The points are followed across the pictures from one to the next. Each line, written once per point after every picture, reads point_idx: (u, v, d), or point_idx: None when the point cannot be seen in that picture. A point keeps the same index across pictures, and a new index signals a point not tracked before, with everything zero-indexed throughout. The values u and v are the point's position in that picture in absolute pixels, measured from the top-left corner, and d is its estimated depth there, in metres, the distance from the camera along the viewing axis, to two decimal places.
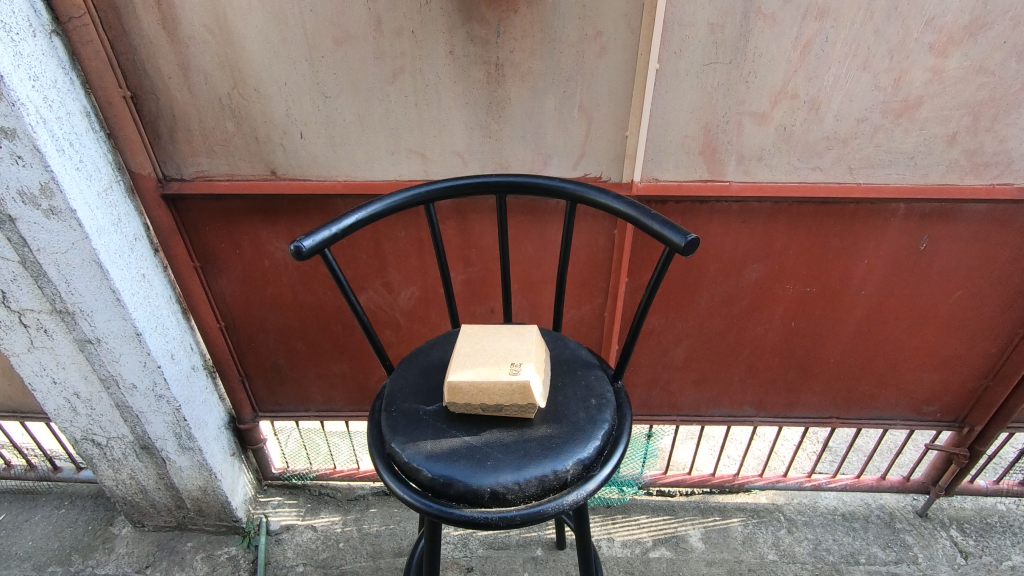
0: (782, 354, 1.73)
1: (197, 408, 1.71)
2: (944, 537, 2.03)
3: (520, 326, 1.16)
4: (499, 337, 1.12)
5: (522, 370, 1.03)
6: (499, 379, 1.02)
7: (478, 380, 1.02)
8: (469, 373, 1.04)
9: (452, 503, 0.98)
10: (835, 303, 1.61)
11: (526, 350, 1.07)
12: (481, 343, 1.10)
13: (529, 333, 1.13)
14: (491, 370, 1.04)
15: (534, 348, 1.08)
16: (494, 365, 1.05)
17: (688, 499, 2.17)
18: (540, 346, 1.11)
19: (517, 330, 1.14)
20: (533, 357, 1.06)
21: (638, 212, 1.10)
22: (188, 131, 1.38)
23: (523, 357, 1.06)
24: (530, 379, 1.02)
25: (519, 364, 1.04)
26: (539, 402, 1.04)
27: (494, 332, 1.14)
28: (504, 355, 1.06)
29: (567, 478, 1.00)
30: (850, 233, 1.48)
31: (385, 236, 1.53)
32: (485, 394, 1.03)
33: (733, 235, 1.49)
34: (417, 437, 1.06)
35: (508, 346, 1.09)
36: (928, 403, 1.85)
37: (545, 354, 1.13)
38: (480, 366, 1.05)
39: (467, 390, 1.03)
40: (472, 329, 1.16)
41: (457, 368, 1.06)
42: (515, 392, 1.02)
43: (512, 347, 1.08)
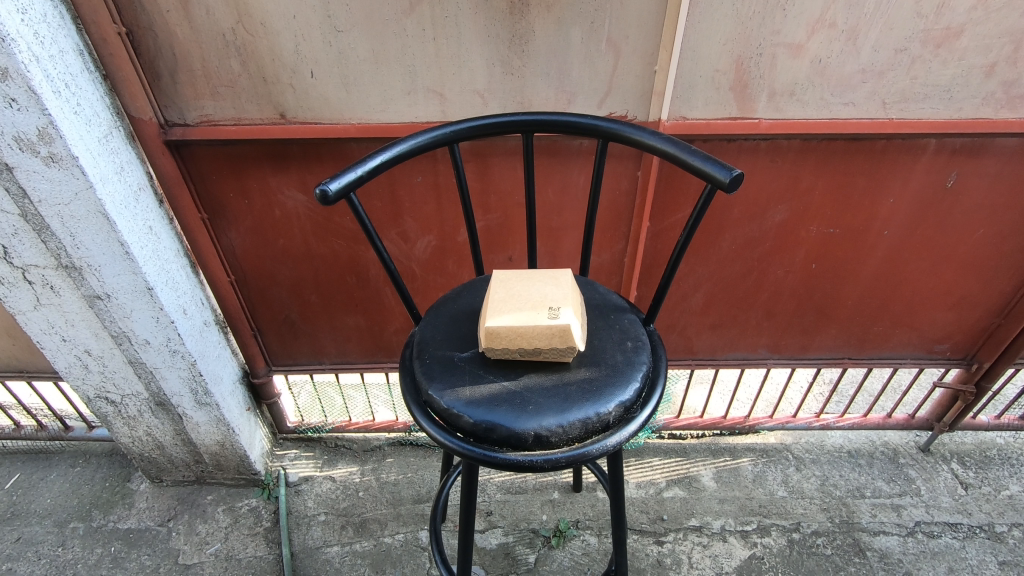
0: (800, 296, 1.73)
1: (212, 362, 1.69)
2: (945, 470, 2.11)
3: (553, 270, 1.13)
4: (534, 281, 1.09)
5: (561, 314, 1.01)
6: (539, 324, 1.00)
7: (518, 325, 1.00)
8: (507, 319, 1.01)
9: (496, 447, 0.97)
10: (857, 244, 1.60)
11: (563, 294, 1.05)
12: (515, 287, 1.08)
13: (564, 277, 1.10)
14: (530, 315, 1.01)
15: (571, 292, 1.06)
16: (533, 310, 1.02)
17: (699, 441, 2.21)
18: (577, 290, 1.09)
19: (551, 274, 1.11)
20: (571, 301, 1.04)
21: (678, 149, 1.06)
22: (190, 71, 1.29)
23: (561, 301, 1.03)
24: (570, 322, 1.00)
25: (559, 307, 1.02)
26: (580, 345, 1.02)
27: (527, 277, 1.11)
28: (542, 300, 1.04)
29: (609, 420, 1.00)
30: (877, 170, 1.45)
31: (401, 182, 1.48)
32: (524, 338, 1.01)
33: (759, 175, 1.46)
34: (453, 383, 1.05)
35: (545, 290, 1.06)
36: (940, 342, 1.87)
37: (580, 298, 1.11)
38: (518, 310, 1.02)
39: (506, 335, 1.01)
40: (504, 274, 1.13)
41: (494, 313, 1.03)
42: (555, 335, 1.00)
43: (549, 291, 1.06)
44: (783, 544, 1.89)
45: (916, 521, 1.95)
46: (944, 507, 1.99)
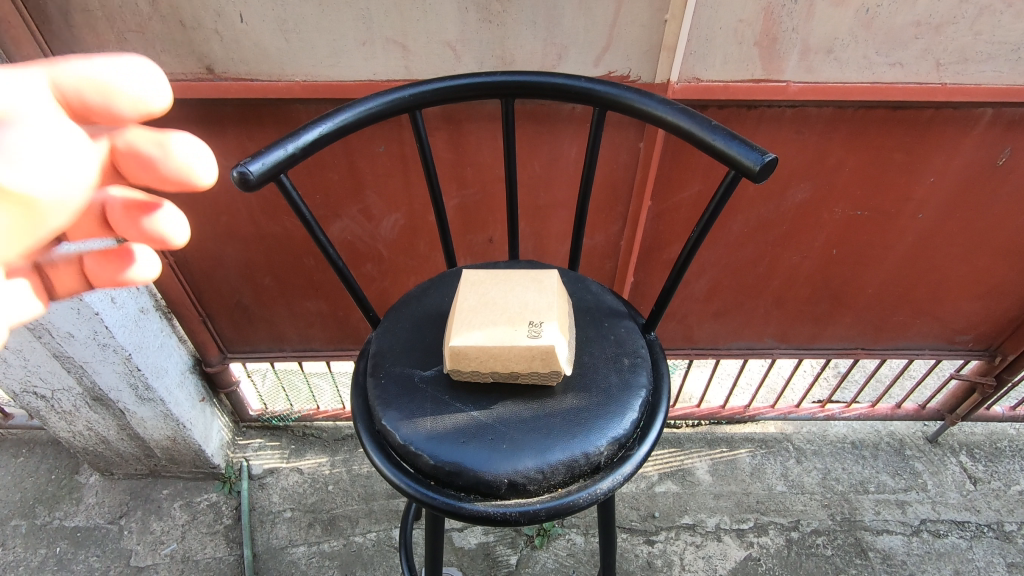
0: (816, 283, 1.54)
1: (152, 354, 1.50)
2: (954, 463, 1.99)
3: (535, 270, 0.94)
4: (511, 285, 0.90)
5: (545, 331, 0.82)
6: (517, 344, 0.81)
7: (491, 344, 0.81)
8: (477, 336, 0.82)
9: (461, 494, 0.80)
10: (886, 228, 1.40)
11: (548, 304, 0.86)
12: (489, 294, 0.88)
13: (549, 280, 0.91)
14: (506, 331, 0.82)
15: (557, 301, 0.87)
16: (509, 325, 0.83)
17: (694, 431, 2.07)
18: (564, 299, 0.89)
19: (532, 276, 0.92)
20: (557, 313, 0.85)
21: (694, 123, 0.84)
22: (87, 12, 1.03)
23: (545, 313, 0.84)
24: (555, 342, 0.81)
25: (542, 322, 0.83)
26: (566, 369, 0.83)
27: (504, 279, 0.91)
28: (521, 312, 0.84)
29: (600, 461, 0.83)
30: (921, 145, 1.23)
31: (359, 151, 1.24)
32: (498, 360, 0.82)
33: (781, 149, 1.24)
34: (411, 411, 0.87)
35: (525, 298, 0.87)
36: (962, 333, 1.70)
37: (568, 305, 0.92)
38: (491, 325, 0.83)
39: (475, 355, 0.82)
40: (475, 274, 0.93)
41: (461, 327, 0.84)
42: (536, 358, 0.82)
43: (530, 299, 0.87)
44: (780, 544, 1.77)
45: (922, 519, 1.84)
46: (951, 504, 1.88)
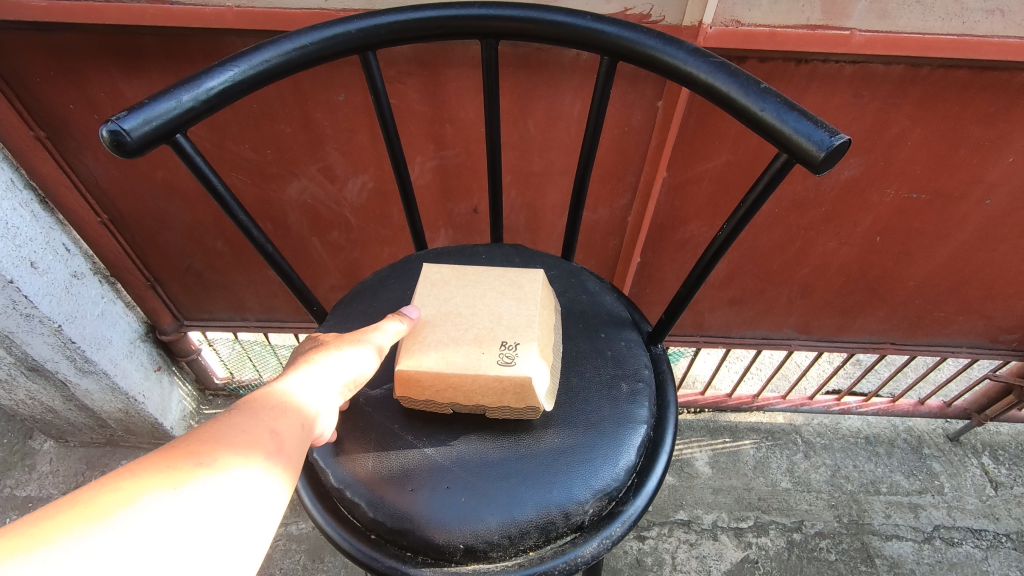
0: (851, 273, 1.34)
1: (91, 323, 1.32)
2: (974, 465, 1.84)
3: (515, 268, 0.75)
4: (483, 290, 0.72)
5: (519, 357, 0.64)
6: (483, 373, 0.63)
7: (450, 372, 0.63)
8: (432, 360, 0.64)
9: (407, 556, 0.64)
10: (944, 216, 1.18)
11: (527, 319, 0.68)
12: (453, 302, 0.70)
13: (531, 283, 0.72)
14: (472, 356, 0.64)
15: (539, 315, 0.68)
16: (475, 347, 0.65)
17: (696, 418, 1.93)
18: (549, 310, 0.71)
19: (511, 277, 0.73)
20: (538, 332, 0.67)
21: (735, 84, 0.62)
22: None
23: (522, 331, 0.66)
24: (533, 372, 0.63)
25: (518, 344, 0.65)
26: (546, 404, 0.66)
27: (474, 281, 0.73)
28: (491, 330, 0.66)
29: (584, 520, 0.65)
30: (1006, 117, 0.99)
31: (315, 100, 1.02)
32: (461, 391, 0.64)
33: (831, 115, 1.01)
34: (353, 441, 0.70)
35: (498, 309, 0.69)
36: (1009, 332, 1.50)
37: (554, 317, 0.73)
38: (452, 346, 0.65)
39: (429, 384, 0.64)
40: (438, 272, 0.75)
41: (413, 347, 0.66)
42: (508, 391, 0.64)
43: (505, 311, 0.69)
44: (781, 546, 1.64)
45: (935, 525, 1.71)
46: (968, 510, 1.74)
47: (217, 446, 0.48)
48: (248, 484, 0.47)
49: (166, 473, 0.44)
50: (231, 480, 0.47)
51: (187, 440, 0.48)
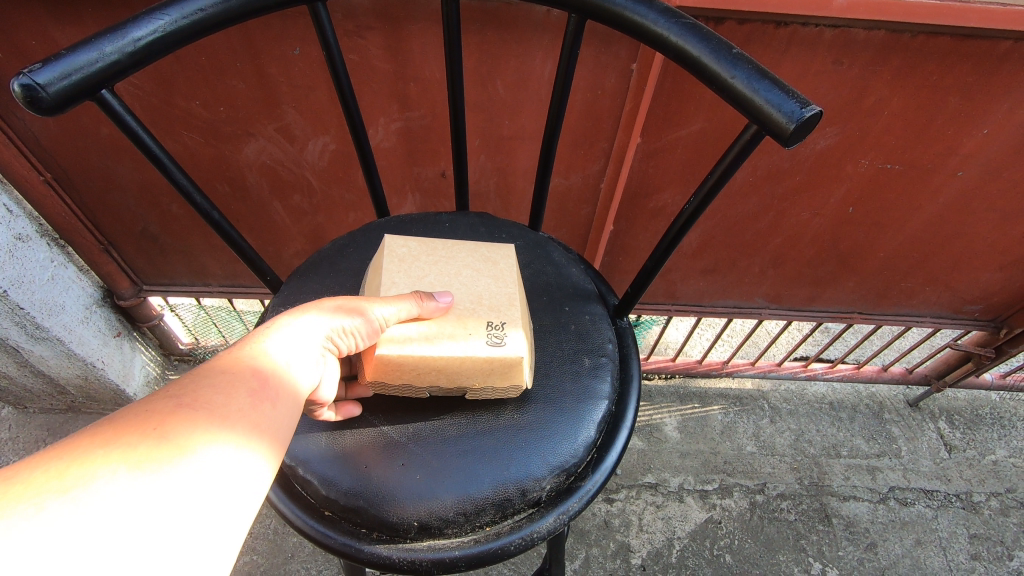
0: (822, 244, 1.33)
1: (41, 289, 1.26)
2: (931, 429, 1.91)
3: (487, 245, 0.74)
4: (457, 268, 0.70)
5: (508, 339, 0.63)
6: (475, 354, 0.62)
7: (439, 357, 0.61)
8: (417, 344, 0.62)
9: (361, 533, 0.63)
10: (917, 188, 1.17)
11: (508, 297, 0.68)
12: (427, 279, 0.68)
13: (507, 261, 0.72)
14: (459, 338, 0.63)
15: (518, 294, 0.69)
16: (461, 328, 0.64)
17: (666, 384, 1.95)
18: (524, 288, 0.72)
19: (483, 253, 0.72)
20: (521, 311, 0.67)
21: (706, 49, 0.59)
22: None
23: (505, 310, 0.66)
24: (524, 352, 0.63)
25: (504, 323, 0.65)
26: (529, 381, 0.66)
27: (446, 258, 0.71)
28: (475, 311, 0.65)
29: (540, 496, 0.64)
30: (984, 87, 0.98)
31: (269, 53, 0.96)
32: (447, 373, 0.63)
33: (810, 82, 0.98)
34: (306, 418, 0.68)
35: (477, 289, 0.68)
36: (973, 303, 1.53)
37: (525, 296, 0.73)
38: (436, 329, 0.63)
39: (412, 368, 0.62)
40: (404, 245, 0.71)
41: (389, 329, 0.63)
42: (495, 371, 0.63)
43: (484, 289, 0.68)
44: (744, 507, 1.70)
45: (891, 486, 1.77)
46: (923, 472, 1.81)
47: (190, 418, 0.48)
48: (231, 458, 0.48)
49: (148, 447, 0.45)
50: (209, 453, 0.47)
51: (165, 409, 0.48)
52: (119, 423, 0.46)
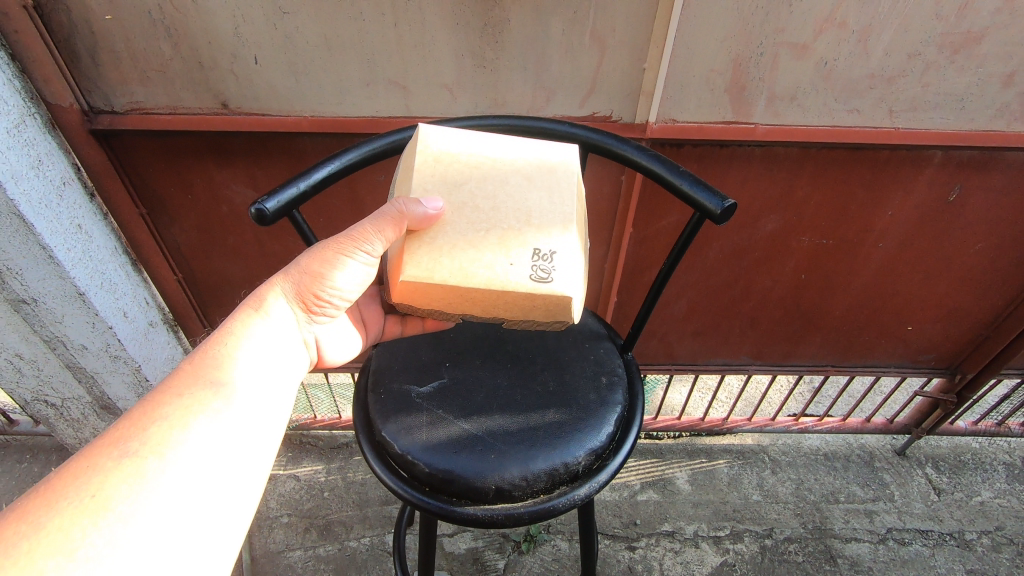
0: (787, 306, 1.65)
1: (160, 365, 1.58)
2: (920, 475, 2.10)
3: (538, 147, 0.86)
4: (506, 177, 0.82)
5: (553, 274, 0.76)
6: (512, 285, 0.75)
7: (473, 284, 0.75)
8: (451, 269, 0.75)
9: (454, 500, 0.89)
10: (850, 257, 1.51)
11: (561, 214, 0.79)
12: (470, 195, 0.79)
13: (562, 170, 0.84)
14: (503, 266, 0.76)
15: (576, 178, 0.83)
16: (506, 256, 0.76)
17: (675, 442, 2.18)
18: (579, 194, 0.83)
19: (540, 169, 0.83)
20: (569, 233, 0.78)
21: (666, 169, 0.94)
22: (113, 53, 1.12)
23: (556, 235, 0.78)
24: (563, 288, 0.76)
25: (554, 252, 0.77)
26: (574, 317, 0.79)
27: (495, 165, 0.83)
28: (524, 238, 0.77)
29: (579, 470, 0.91)
30: (879, 182, 1.35)
31: (362, 180, 1.34)
32: (486, 295, 0.76)
33: (751, 184, 1.35)
34: (408, 424, 0.95)
35: (527, 204, 0.80)
36: (926, 352, 1.81)
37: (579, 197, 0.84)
38: (477, 254, 0.76)
39: (450, 293, 0.76)
40: (440, 146, 0.82)
41: (414, 246, 0.76)
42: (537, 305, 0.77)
43: (537, 205, 0.79)
44: (755, 551, 1.86)
45: (888, 528, 1.94)
46: (916, 513, 1.98)
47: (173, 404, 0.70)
48: (193, 469, 0.66)
49: (101, 496, 0.60)
50: (163, 475, 0.64)
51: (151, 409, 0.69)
52: (94, 460, 0.63)
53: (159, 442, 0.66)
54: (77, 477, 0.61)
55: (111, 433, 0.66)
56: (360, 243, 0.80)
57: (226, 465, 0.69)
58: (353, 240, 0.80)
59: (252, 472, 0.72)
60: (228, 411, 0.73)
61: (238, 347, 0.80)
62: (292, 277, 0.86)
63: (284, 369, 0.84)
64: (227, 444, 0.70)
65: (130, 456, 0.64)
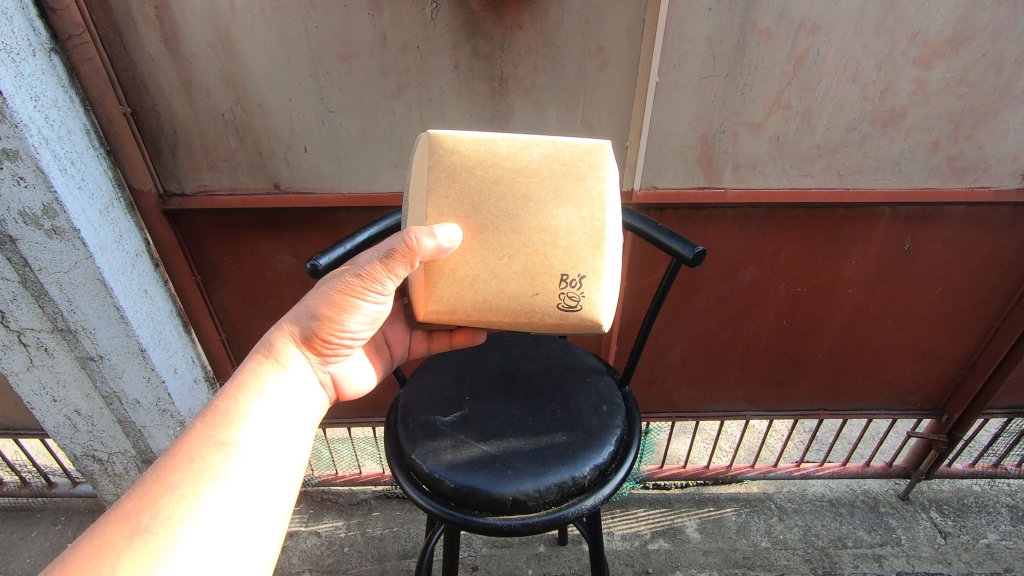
0: (773, 351, 1.80)
1: None
2: (924, 519, 2.14)
3: (566, 147, 0.85)
4: (527, 189, 0.85)
5: (577, 300, 0.88)
6: (537, 313, 0.89)
7: (495, 314, 0.89)
8: (478, 300, 0.88)
9: (476, 511, 1.01)
10: (824, 303, 1.68)
11: (590, 233, 0.86)
12: (486, 222, 0.85)
13: (592, 179, 0.85)
14: (527, 297, 0.88)
15: (605, 156, 0.85)
16: (531, 285, 0.87)
17: (683, 491, 2.25)
18: (612, 204, 0.86)
19: (565, 174, 0.85)
20: (591, 253, 0.86)
21: (647, 225, 1.14)
22: (189, 147, 1.37)
23: (580, 257, 0.86)
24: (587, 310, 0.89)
25: (581, 279, 0.87)
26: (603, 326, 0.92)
27: (515, 171, 0.84)
28: (550, 266, 0.86)
29: (585, 483, 1.04)
30: (839, 236, 1.54)
31: None
32: (513, 316, 0.89)
33: (728, 240, 1.55)
34: (435, 447, 1.09)
35: (546, 222, 0.85)
36: (910, 393, 1.93)
37: (609, 190, 0.86)
38: (500, 287, 0.87)
39: (482, 317, 0.90)
40: (457, 153, 0.84)
41: (435, 281, 0.87)
42: (566, 322, 0.91)
43: (564, 225, 0.86)
44: None
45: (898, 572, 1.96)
46: (925, 557, 2.00)
47: (194, 466, 0.76)
48: (201, 547, 0.70)
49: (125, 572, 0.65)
50: (191, 540, 0.70)
51: (176, 473, 0.75)
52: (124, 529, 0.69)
53: (182, 512, 0.72)
54: (107, 551, 0.66)
55: (120, 513, 0.71)
56: (372, 278, 0.91)
57: (246, 523, 0.76)
58: (365, 277, 0.91)
59: (268, 530, 0.79)
60: (234, 483, 0.77)
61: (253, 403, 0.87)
62: (305, 324, 0.96)
63: (289, 431, 0.88)
64: (225, 541, 0.73)
65: (141, 535, 0.69)
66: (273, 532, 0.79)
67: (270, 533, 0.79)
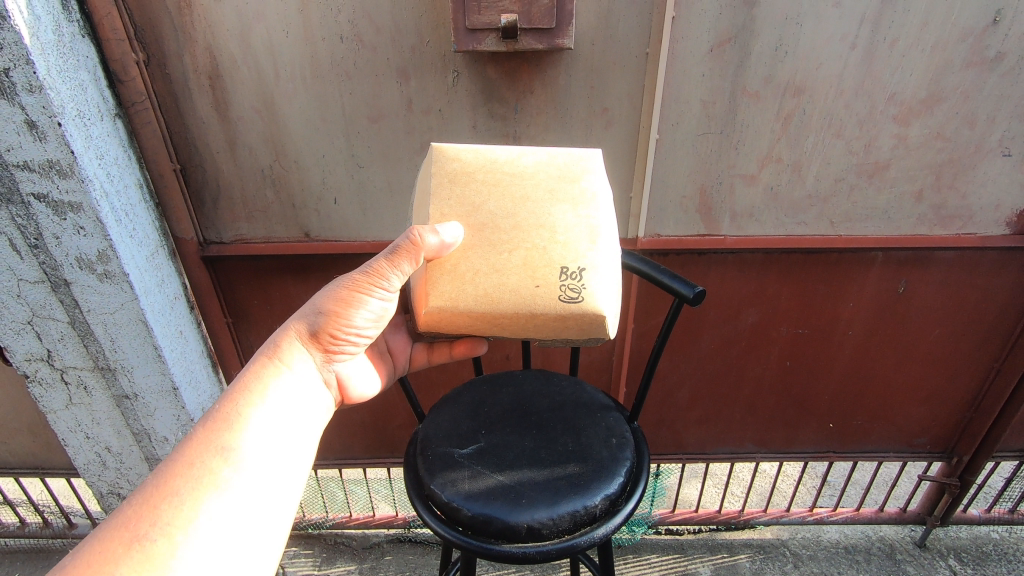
0: (780, 393, 1.85)
1: None
2: (943, 566, 2.10)
3: (559, 155, 1.00)
4: (523, 190, 0.97)
5: (578, 292, 0.94)
6: (539, 305, 0.93)
7: (498, 309, 0.94)
8: (482, 292, 0.93)
9: (492, 540, 1.06)
10: (826, 344, 1.74)
11: (586, 229, 0.96)
12: (486, 217, 0.96)
13: (585, 180, 0.99)
14: (529, 289, 0.94)
15: (592, 163, 1.00)
16: (533, 278, 0.94)
17: (696, 537, 2.24)
18: (603, 202, 0.99)
19: (558, 178, 0.99)
20: (586, 246, 0.96)
21: (650, 267, 1.23)
22: (229, 199, 1.50)
23: (578, 252, 0.95)
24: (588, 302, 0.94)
25: (579, 271, 0.94)
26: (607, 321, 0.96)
27: (512, 176, 0.98)
28: (550, 258, 0.95)
29: (596, 512, 1.09)
30: (835, 278, 1.62)
31: None
32: (518, 311, 0.94)
33: (729, 284, 1.63)
34: (453, 478, 1.15)
35: (544, 217, 0.96)
36: (918, 436, 1.95)
37: (598, 190, 0.99)
38: (502, 279, 0.94)
39: (487, 312, 0.94)
40: (459, 161, 0.98)
41: (437, 275, 0.94)
42: (570, 320, 0.95)
43: (561, 222, 0.96)
44: None
45: None
46: None
47: (197, 473, 0.79)
48: (201, 555, 0.73)
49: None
50: (192, 546, 0.73)
51: (179, 479, 0.77)
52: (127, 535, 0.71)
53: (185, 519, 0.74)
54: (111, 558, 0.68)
55: (122, 520, 0.72)
56: (378, 274, 0.99)
57: (247, 529, 0.79)
58: (372, 273, 0.99)
59: (269, 536, 0.81)
60: (236, 490, 0.80)
61: (256, 408, 0.89)
62: (312, 323, 1.01)
63: (291, 439, 0.90)
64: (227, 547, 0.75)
65: (142, 542, 0.70)
66: (274, 542, 0.82)
67: (271, 539, 0.81)
